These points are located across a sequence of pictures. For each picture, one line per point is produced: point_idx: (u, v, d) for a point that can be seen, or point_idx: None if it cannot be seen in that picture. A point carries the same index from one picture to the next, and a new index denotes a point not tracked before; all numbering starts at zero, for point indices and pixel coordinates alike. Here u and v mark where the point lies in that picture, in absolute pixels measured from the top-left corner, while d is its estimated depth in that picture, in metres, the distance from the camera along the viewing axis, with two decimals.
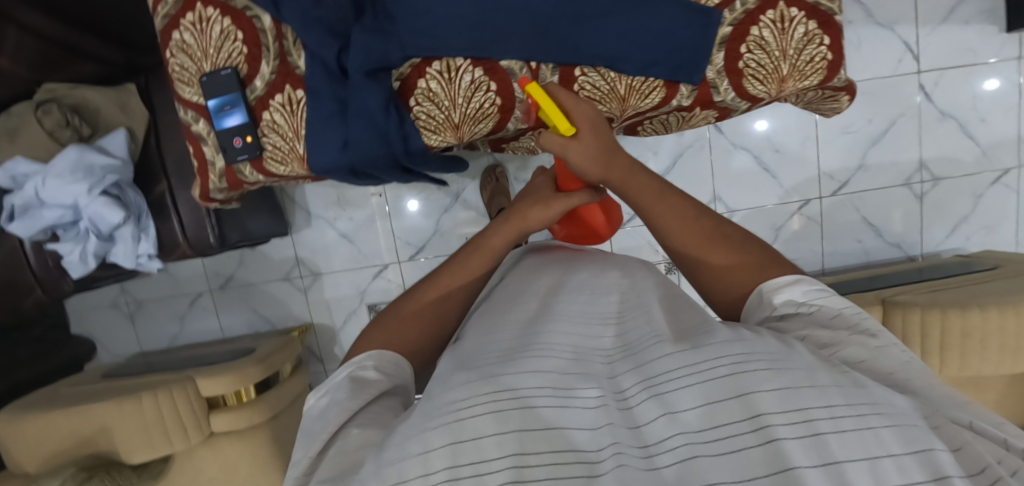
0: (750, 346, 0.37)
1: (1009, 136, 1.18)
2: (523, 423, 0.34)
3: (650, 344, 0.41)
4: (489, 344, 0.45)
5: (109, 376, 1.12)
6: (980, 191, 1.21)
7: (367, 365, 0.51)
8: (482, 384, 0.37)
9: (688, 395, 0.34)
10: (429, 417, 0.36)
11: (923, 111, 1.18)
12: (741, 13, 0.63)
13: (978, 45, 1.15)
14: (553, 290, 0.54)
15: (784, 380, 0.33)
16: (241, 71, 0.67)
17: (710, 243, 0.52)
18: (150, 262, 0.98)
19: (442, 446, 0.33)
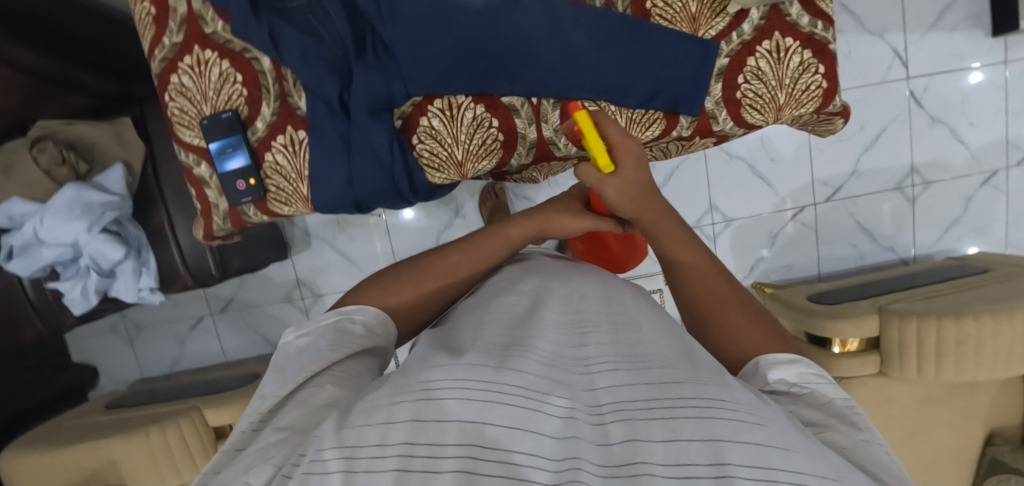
0: (736, 393, 0.35)
1: (997, 139, 1.20)
2: (488, 419, 0.31)
3: (646, 363, 0.38)
4: (483, 336, 0.41)
5: (112, 406, 1.11)
6: (970, 193, 1.23)
7: (357, 320, 0.50)
8: (461, 370, 0.34)
9: (665, 424, 0.31)
10: (398, 391, 0.34)
11: (913, 116, 1.19)
12: (737, 44, 0.65)
13: (965, 50, 1.16)
14: (534, 288, 0.51)
15: (763, 436, 0.31)
16: (242, 113, 0.67)
17: (727, 303, 0.50)
18: (152, 295, 0.96)
19: (403, 421, 0.31)
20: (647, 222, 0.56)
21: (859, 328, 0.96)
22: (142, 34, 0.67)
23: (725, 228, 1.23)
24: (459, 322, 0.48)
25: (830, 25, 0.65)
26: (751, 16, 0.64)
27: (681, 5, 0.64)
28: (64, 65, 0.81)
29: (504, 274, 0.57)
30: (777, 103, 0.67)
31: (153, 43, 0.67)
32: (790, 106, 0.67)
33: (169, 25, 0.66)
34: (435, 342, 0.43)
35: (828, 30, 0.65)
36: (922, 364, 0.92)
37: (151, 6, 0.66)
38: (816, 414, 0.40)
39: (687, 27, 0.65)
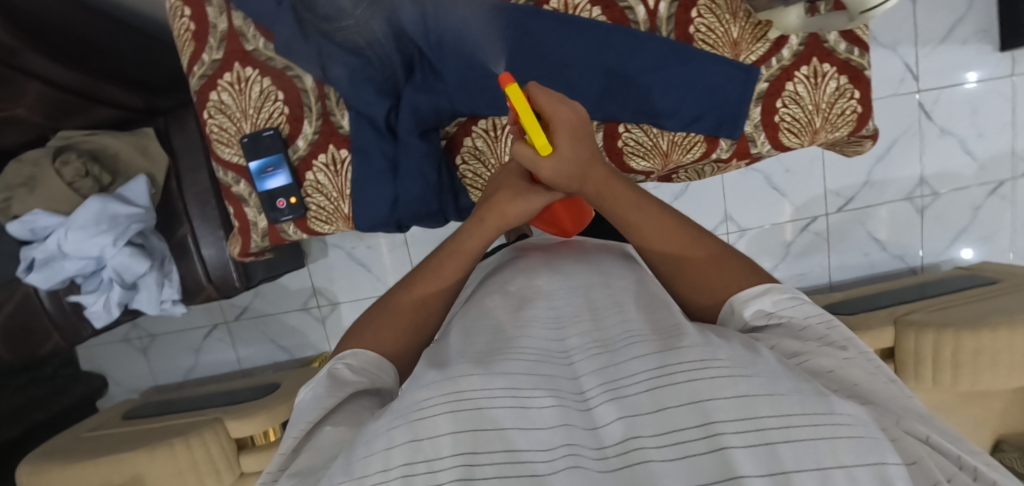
0: (714, 350, 0.35)
1: (1006, 150, 1.21)
2: (479, 424, 0.32)
3: (626, 346, 0.39)
4: (468, 347, 0.43)
5: (130, 417, 1.10)
6: (978, 203, 1.23)
7: (343, 364, 0.49)
8: (449, 383, 0.35)
9: (644, 399, 0.32)
10: (396, 415, 0.35)
11: (925, 129, 1.20)
12: (777, 70, 0.66)
13: (975, 64, 1.17)
14: (526, 295, 0.53)
15: (743, 386, 0.31)
16: (283, 131, 0.67)
17: (691, 252, 0.51)
18: (174, 307, 0.95)
19: (403, 444, 0.32)
20: (592, 192, 0.52)
21: (876, 339, 0.98)
22: (180, 50, 0.66)
23: (739, 238, 1.25)
24: (450, 331, 0.49)
25: (865, 52, 0.66)
26: (790, 42, 0.65)
27: (722, 31, 0.65)
28: (89, 82, 0.79)
29: (499, 282, 0.57)
30: (813, 126, 0.68)
31: (192, 59, 0.66)
32: (826, 130, 0.68)
33: (209, 42, 0.65)
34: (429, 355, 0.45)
35: (865, 56, 0.66)
36: (938, 375, 0.94)
37: (190, 22, 0.65)
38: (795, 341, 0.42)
39: (727, 52, 0.66)
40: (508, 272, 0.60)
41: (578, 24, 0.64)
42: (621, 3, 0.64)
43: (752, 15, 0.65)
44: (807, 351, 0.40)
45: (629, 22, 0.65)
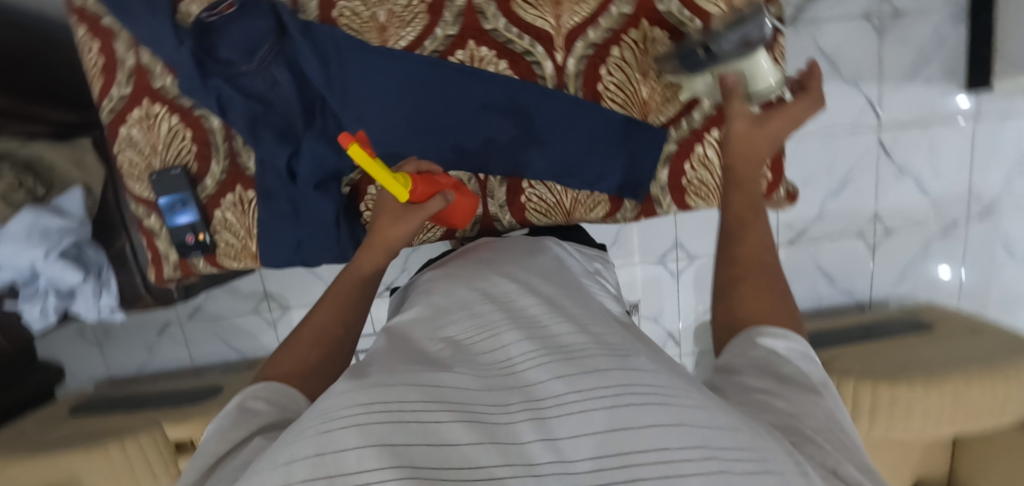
0: (649, 374, 0.32)
1: (963, 193, 1.19)
2: (394, 441, 0.27)
3: (564, 352, 0.35)
4: (395, 351, 0.38)
5: (76, 412, 1.14)
6: (929, 242, 1.22)
7: (256, 398, 0.41)
8: (363, 392, 0.29)
9: (586, 415, 0.29)
10: (302, 430, 0.28)
11: (882, 166, 1.18)
12: (686, 131, 0.66)
13: (938, 102, 1.15)
14: (472, 286, 0.49)
15: (668, 416, 0.28)
16: (191, 169, 0.67)
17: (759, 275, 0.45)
18: (112, 314, 0.95)
19: (299, 460, 0.26)
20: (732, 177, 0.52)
21: None
22: (90, 83, 0.66)
23: (688, 266, 1.25)
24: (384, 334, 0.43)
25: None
26: (701, 105, 0.65)
27: (631, 90, 0.65)
28: (30, 102, 0.82)
29: (445, 279, 0.53)
30: (721, 189, 0.68)
31: (102, 93, 0.66)
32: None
33: (118, 77, 0.65)
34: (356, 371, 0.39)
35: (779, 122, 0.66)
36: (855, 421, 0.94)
37: (98, 56, 0.65)
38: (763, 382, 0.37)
39: (636, 112, 0.65)
40: (454, 266, 0.56)
41: (493, 78, 0.63)
42: (530, 58, 0.64)
43: (662, 76, 0.65)
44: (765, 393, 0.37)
45: (536, 77, 0.64)
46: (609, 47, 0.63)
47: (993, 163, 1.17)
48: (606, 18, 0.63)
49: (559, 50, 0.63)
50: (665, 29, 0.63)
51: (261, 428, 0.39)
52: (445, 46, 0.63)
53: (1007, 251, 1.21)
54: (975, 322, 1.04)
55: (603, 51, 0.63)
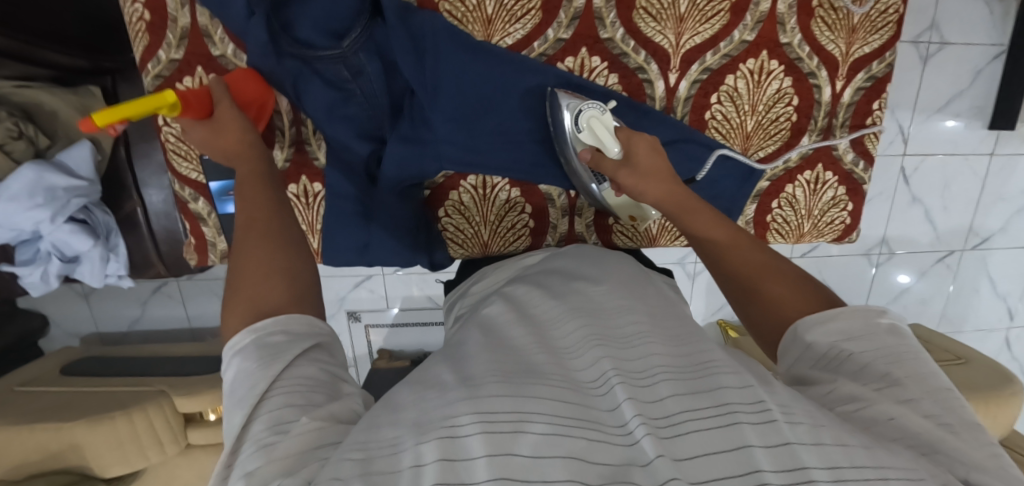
0: (759, 394, 0.38)
1: (963, 226, 1.26)
2: (512, 447, 0.34)
3: (659, 377, 0.41)
4: (492, 358, 0.44)
5: (67, 374, 1.08)
6: (925, 268, 1.30)
7: (271, 330, 0.41)
8: (482, 404, 0.37)
9: (689, 440, 0.35)
10: (420, 432, 0.35)
11: (898, 193, 1.23)
12: (780, 170, 0.68)
13: (962, 138, 1.19)
14: (550, 303, 0.54)
15: (785, 435, 0.34)
16: None
17: (766, 274, 0.50)
18: (119, 281, 0.90)
19: (432, 462, 0.32)
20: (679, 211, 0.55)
21: None
22: (132, 40, 0.57)
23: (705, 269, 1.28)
24: (467, 342, 0.49)
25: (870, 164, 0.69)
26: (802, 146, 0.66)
27: (737, 121, 0.65)
28: (36, 44, 0.72)
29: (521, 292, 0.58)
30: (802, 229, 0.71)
31: (145, 54, 0.57)
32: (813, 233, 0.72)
33: (168, 38, 0.57)
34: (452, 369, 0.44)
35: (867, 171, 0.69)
36: None
37: (144, 9, 0.56)
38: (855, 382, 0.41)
39: (738, 144, 0.66)
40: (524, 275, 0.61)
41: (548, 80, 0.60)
42: (641, 76, 0.62)
43: (768, 112, 0.65)
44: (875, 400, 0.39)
45: (645, 96, 0.63)
46: (725, 74, 0.63)
47: (996, 203, 1.24)
48: (727, 44, 0.62)
49: (673, 70, 0.62)
50: (783, 63, 0.63)
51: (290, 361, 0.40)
52: (553, 51, 0.61)
53: (989, 283, 1.32)
54: (958, 350, 1.13)
55: (716, 79, 0.63)
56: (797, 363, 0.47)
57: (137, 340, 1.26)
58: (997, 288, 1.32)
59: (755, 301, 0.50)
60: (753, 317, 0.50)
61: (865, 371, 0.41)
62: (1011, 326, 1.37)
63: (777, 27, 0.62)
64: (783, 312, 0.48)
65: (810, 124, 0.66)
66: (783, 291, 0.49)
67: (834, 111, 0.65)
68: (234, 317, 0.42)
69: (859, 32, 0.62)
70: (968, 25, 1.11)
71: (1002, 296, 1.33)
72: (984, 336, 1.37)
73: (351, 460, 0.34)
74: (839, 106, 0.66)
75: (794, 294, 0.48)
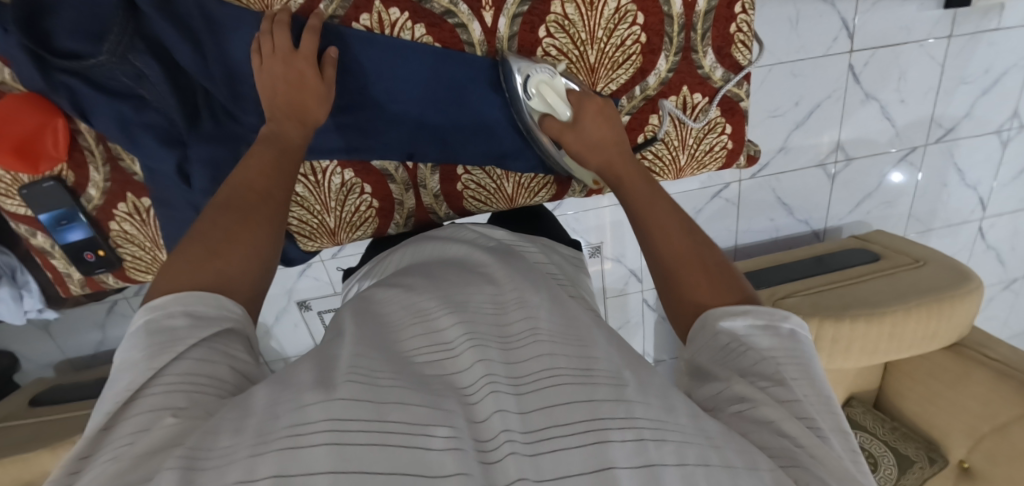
0: (632, 407, 0.38)
1: (924, 118, 1.16)
2: (366, 462, 0.31)
3: (538, 388, 0.40)
4: (373, 357, 0.42)
5: (37, 405, 1.10)
6: (886, 169, 1.21)
7: (170, 311, 0.40)
8: (341, 406, 0.34)
9: (557, 461, 0.34)
10: (262, 437, 0.32)
11: (849, 92, 1.12)
12: (640, 101, 0.69)
13: (914, 21, 1.07)
14: (439, 298, 0.53)
15: (651, 454, 0.34)
16: (68, 179, 0.61)
17: (690, 265, 0.51)
18: (43, 313, 0.92)
19: (270, 476, 0.30)
20: (614, 175, 0.59)
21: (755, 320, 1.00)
22: None
23: None
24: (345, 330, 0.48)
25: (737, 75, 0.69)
26: (656, 69, 0.67)
27: (577, 52, 0.65)
28: None
29: (409, 287, 0.57)
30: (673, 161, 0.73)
31: None
32: (693, 166, 0.74)
33: None
34: (318, 366, 0.41)
35: (739, 87, 0.70)
36: None
37: None
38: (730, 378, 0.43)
39: (584, 79, 0.67)
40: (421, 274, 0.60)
41: (457, 65, 0.64)
42: (452, 20, 0.62)
43: (610, 39, 0.65)
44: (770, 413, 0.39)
45: (462, 43, 0.64)
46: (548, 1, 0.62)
47: (958, 86, 1.13)
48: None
49: (487, 8, 0.62)
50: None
51: (184, 352, 0.39)
52: (345, 9, 0.59)
53: (957, 175, 1.22)
54: (919, 252, 1.07)
55: (540, 12, 0.63)
56: (701, 351, 0.47)
57: (106, 360, 1.28)
58: (965, 178, 1.22)
59: (673, 282, 0.51)
60: (675, 302, 0.51)
61: (761, 379, 0.42)
62: (985, 216, 1.28)
63: None
64: (700, 302, 0.50)
65: (665, 42, 0.66)
66: (700, 281, 0.50)
67: (687, 20, 0.65)
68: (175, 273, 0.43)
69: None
70: None
71: (972, 187, 1.24)
72: (956, 231, 1.29)
73: (175, 467, 0.31)
74: (695, 14, 0.65)
75: (717, 290, 0.50)
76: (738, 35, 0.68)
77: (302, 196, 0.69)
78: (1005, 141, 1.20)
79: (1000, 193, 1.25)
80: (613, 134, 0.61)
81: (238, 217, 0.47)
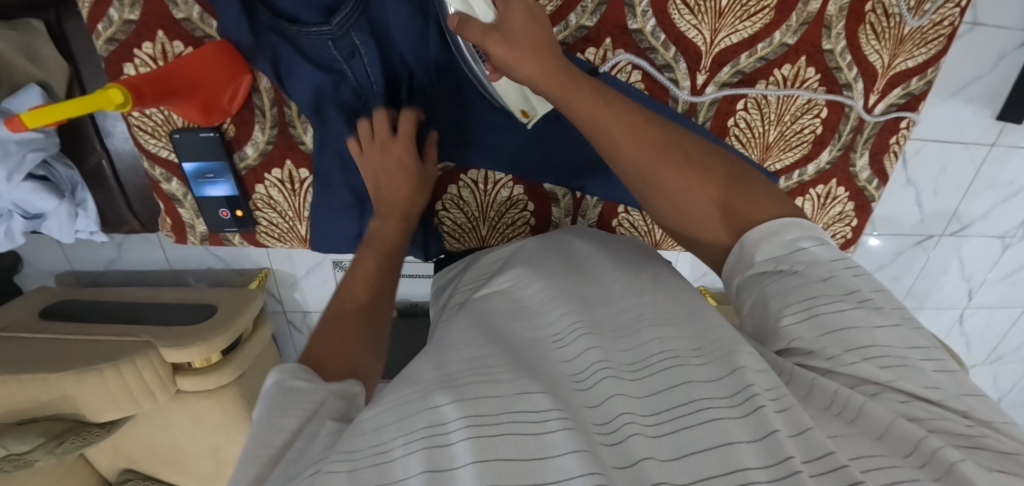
0: (740, 376, 0.44)
1: (947, 211, 1.28)
2: (498, 451, 0.38)
3: (657, 372, 0.47)
4: (465, 354, 0.51)
5: (48, 318, 1.07)
6: (901, 249, 1.34)
7: (296, 374, 0.50)
8: (462, 406, 0.42)
9: (674, 440, 0.41)
10: (410, 433, 0.41)
11: (893, 175, 1.22)
12: (795, 182, 0.82)
13: (967, 125, 1.16)
14: (567, 295, 0.61)
15: (756, 427, 0.39)
16: (229, 132, 0.75)
17: (673, 166, 0.59)
18: (92, 236, 0.87)
19: (419, 473, 0.37)
20: (556, 92, 0.62)
21: None
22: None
23: None
24: (455, 339, 0.54)
25: (881, 179, 0.82)
26: (818, 160, 0.79)
27: (761, 129, 0.77)
28: None
29: (529, 275, 0.66)
30: None
31: (93, 19, 0.71)
32: None
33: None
34: (434, 365, 0.49)
35: (876, 193, 0.83)
36: None
37: None
38: (801, 321, 0.51)
39: (757, 153, 0.79)
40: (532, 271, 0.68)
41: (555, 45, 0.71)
42: (667, 74, 0.74)
43: (790, 125, 0.77)
44: (885, 382, 0.45)
45: (668, 95, 0.76)
46: (755, 79, 0.74)
47: (984, 191, 1.25)
48: (764, 47, 0.72)
49: (702, 71, 0.74)
50: (819, 72, 0.74)
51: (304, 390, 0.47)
52: (575, 38, 0.71)
53: (958, 265, 1.38)
54: None
55: (744, 88, 0.75)
56: (745, 271, 0.57)
57: (116, 280, 1.25)
58: (964, 270, 1.39)
59: (671, 198, 0.60)
60: (693, 217, 0.60)
61: (825, 302, 0.50)
62: (967, 306, 1.46)
63: (822, 32, 0.71)
64: (719, 209, 0.59)
65: (834, 138, 0.79)
66: (690, 184, 0.59)
67: (862, 125, 0.77)
68: (315, 355, 0.55)
69: (906, 45, 0.72)
70: (1005, 5, 1.03)
71: (966, 278, 1.40)
72: (941, 312, 1.47)
73: (340, 468, 0.39)
74: (866, 121, 0.78)
75: (746, 198, 0.59)
76: (894, 146, 0.80)
77: (465, 199, 0.85)
78: (1006, 246, 1.35)
79: (986, 288, 1.42)
80: (539, 35, 0.63)
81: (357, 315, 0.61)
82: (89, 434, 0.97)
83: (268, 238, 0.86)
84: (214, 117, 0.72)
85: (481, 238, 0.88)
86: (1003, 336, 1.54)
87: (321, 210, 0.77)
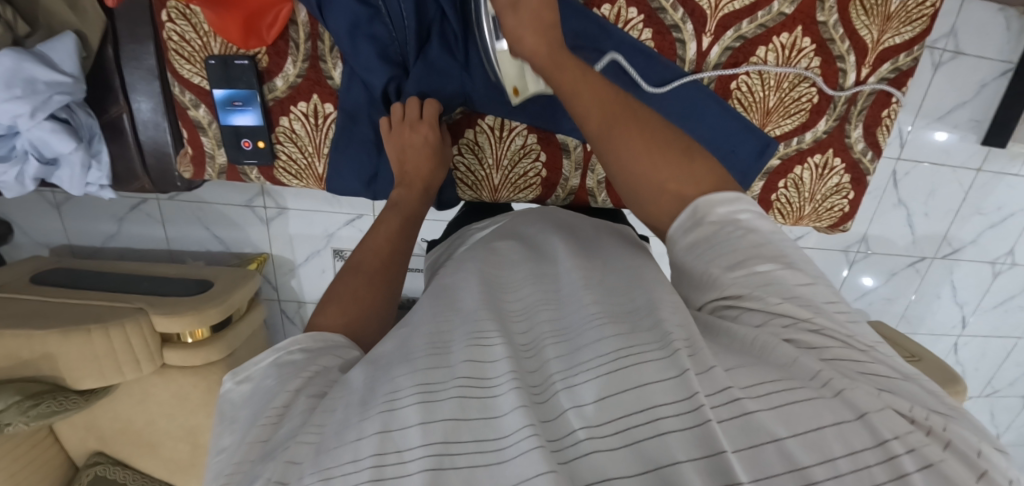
0: (646, 337, 0.40)
1: (938, 234, 1.32)
2: (445, 412, 0.37)
3: (583, 331, 0.43)
4: (430, 328, 0.46)
5: (39, 283, 1.05)
6: (895, 270, 1.36)
7: (290, 349, 0.49)
8: (411, 377, 0.39)
9: (589, 388, 0.37)
10: (366, 410, 0.38)
11: (886, 194, 1.27)
12: (793, 150, 0.83)
13: (954, 149, 1.22)
14: (534, 260, 0.58)
15: (671, 369, 0.37)
16: (261, 63, 0.78)
17: (619, 121, 0.59)
18: (101, 191, 0.89)
19: (373, 434, 0.35)
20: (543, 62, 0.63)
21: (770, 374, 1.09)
22: None
23: None
24: (416, 312, 0.50)
25: (876, 154, 0.84)
26: (816, 128, 0.81)
27: (762, 94, 0.79)
28: None
29: (483, 244, 0.63)
30: (797, 208, 0.89)
31: None
32: (812, 216, 0.90)
33: None
34: (398, 345, 0.45)
35: (870, 166, 0.85)
36: None
37: None
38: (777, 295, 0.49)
39: (758, 118, 0.80)
40: (480, 246, 0.62)
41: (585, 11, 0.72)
42: (676, 34, 0.75)
43: (790, 92, 0.79)
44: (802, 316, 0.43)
45: (676, 55, 0.76)
46: (756, 45, 0.76)
47: (973, 215, 1.30)
48: (765, 14, 0.74)
49: (707, 34, 0.75)
50: (814, 42, 0.76)
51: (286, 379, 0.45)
52: None
53: (950, 290, 1.40)
54: (913, 348, 1.15)
55: (746, 52, 0.76)
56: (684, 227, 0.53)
57: (111, 255, 1.24)
58: (956, 296, 1.41)
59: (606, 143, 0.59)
60: (623, 160, 0.58)
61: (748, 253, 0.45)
62: (962, 334, 1.47)
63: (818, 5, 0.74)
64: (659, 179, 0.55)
65: (830, 108, 0.80)
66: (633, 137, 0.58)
67: (855, 94, 0.79)
68: (327, 320, 0.54)
69: (893, 21, 0.74)
70: (984, 36, 1.11)
71: (959, 304, 1.42)
72: (936, 339, 1.48)
73: (308, 441, 0.38)
74: (860, 93, 0.80)
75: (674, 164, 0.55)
76: (886, 120, 0.82)
77: (481, 146, 0.82)
78: (997, 272, 1.37)
79: (980, 316, 1.44)
80: (553, 23, 0.63)
81: (378, 268, 0.60)
82: (67, 400, 0.95)
83: (284, 176, 0.87)
84: (252, 42, 0.75)
85: (493, 188, 0.85)
86: (999, 369, 1.54)
87: (343, 143, 0.78)
